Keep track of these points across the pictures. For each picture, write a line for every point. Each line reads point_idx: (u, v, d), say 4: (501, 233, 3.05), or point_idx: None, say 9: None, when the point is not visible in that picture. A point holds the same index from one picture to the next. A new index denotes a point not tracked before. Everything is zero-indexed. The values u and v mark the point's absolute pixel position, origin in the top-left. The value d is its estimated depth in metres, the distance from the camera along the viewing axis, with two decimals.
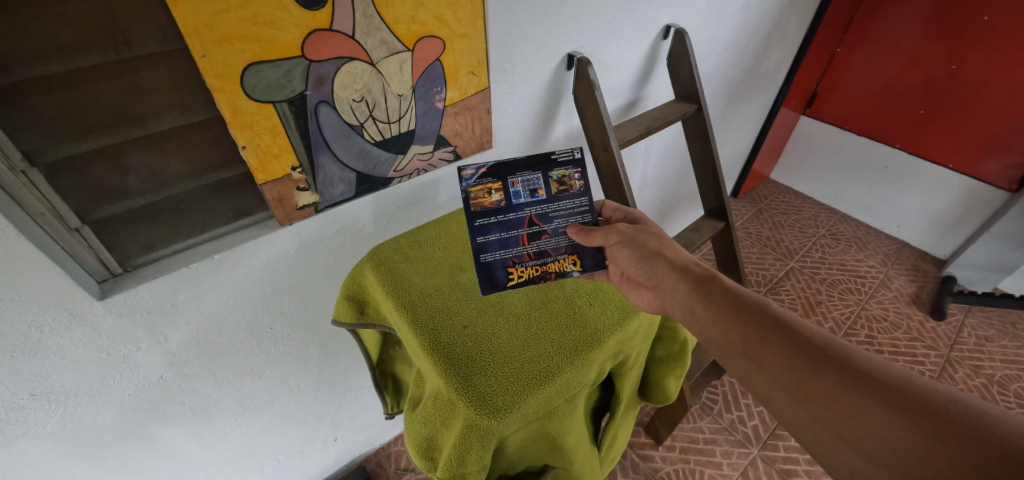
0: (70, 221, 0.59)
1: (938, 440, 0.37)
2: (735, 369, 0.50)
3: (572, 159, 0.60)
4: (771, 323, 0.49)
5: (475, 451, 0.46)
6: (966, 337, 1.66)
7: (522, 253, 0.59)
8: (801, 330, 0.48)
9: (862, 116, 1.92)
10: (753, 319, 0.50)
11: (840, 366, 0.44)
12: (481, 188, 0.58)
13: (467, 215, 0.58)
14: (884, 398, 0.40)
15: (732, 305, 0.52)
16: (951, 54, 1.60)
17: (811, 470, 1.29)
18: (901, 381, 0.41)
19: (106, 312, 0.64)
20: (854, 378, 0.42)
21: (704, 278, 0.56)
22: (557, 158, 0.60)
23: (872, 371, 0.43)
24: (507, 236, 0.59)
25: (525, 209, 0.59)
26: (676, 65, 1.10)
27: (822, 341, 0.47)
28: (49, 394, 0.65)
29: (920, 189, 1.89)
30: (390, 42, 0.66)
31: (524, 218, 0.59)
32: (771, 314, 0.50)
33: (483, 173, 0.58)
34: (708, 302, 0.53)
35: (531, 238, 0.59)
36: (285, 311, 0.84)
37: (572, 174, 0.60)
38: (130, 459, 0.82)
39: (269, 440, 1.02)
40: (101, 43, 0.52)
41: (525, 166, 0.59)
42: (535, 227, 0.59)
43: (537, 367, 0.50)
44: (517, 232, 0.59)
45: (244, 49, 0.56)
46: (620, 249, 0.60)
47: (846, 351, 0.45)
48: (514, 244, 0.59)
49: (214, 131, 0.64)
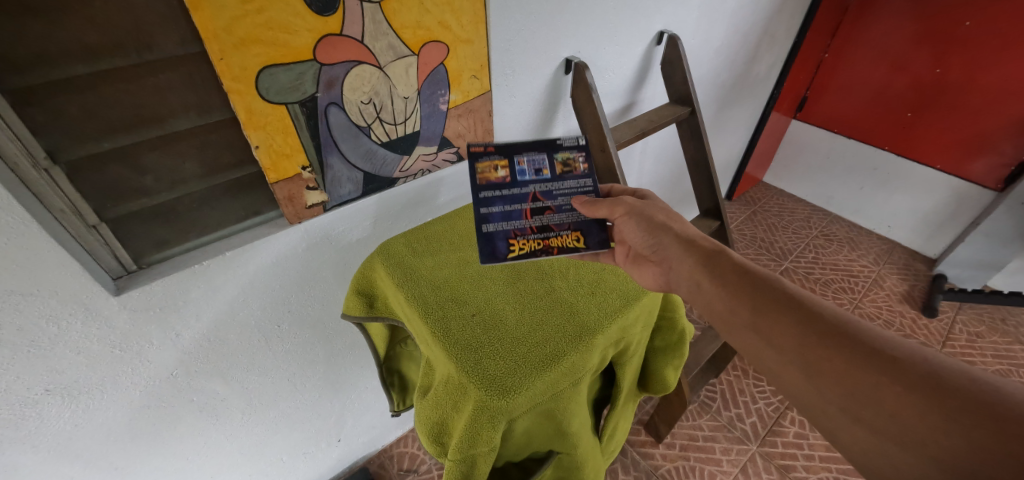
0: (89, 218, 0.61)
1: (953, 415, 0.38)
2: (743, 345, 0.52)
3: (577, 147, 0.68)
4: (780, 301, 0.51)
5: (485, 431, 0.48)
6: (958, 333, 1.69)
7: (524, 225, 0.62)
8: (811, 306, 0.49)
9: (852, 120, 1.97)
10: (764, 297, 0.52)
11: (851, 342, 0.45)
12: (490, 162, 0.65)
13: (473, 187, 0.63)
14: (897, 376, 0.41)
15: (742, 284, 0.54)
16: (935, 58, 1.66)
17: (809, 466, 1.31)
18: (914, 358, 0.42)
19: (120, 308, 0.65)
20: (866, 354, 0.44)
21: (713, 255, 0.57)
22: (562, 146, 0.68)
23: (883, 348, 0.44)
24: (511, 207, 0.63)
25: (530, 185, 0.64)
26: (669, 70, 1.14)
27: (833, 316, 0.48)
28: (63, 390, 0.67)
29: (909, 189, 1.94)
30: (397, 47, 0.69)
31: (529, 192, 0.64)
32: (781, 291, 0.52)
33: (493, 149, 0.66)
34: (717, 281, 0.55)
35: (533, 213, 0.63)
36: (293, 309, 0.86)
37: (577, 161, 0.67)
38: (139, 457, 0.84)
39: (275, 439, 1.04)
40: (124, 46, 0.54)
41: (533, 148, 0.67)
42: (537, 202, 0.64)
43: (543, 351, 0.52)
44: (522, 205, 0.63)
45: (260, 53, 0.59)
46: (626, 221, 0.63)
47: (857, 328, 0.46)
48: (518, 216, 0.62)
49: (227, 132, 0.67)
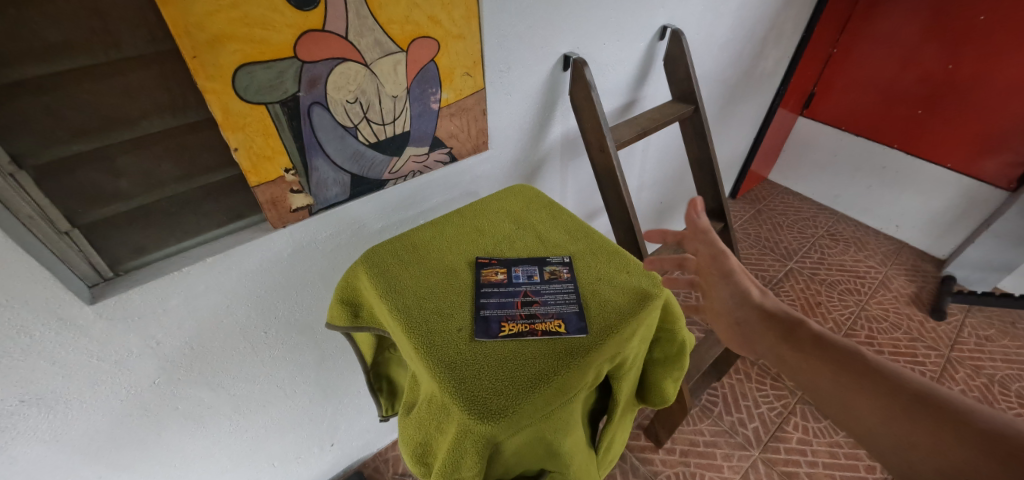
0: (60, 224, 0.58)
1: None
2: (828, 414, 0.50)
3: (566, 261, 0.64)
4: (859, 368, 0.48)
5: (470, 456, 0.45)
6: (966, 337, 1.65)
7: (514, 312, 0.56)
8: (895, 375, 0.46)
9: (860, 117, 1.93)
10: (842, 363, 0.50)
11: (936, 412, 0.42)
12: (486, 269, 0.62)
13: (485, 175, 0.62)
14: (988, 449, 0.38)
15: (818, 350, 0.52)
16: (947, 53, 1.61)
17: (812, 473, 1.28)
18: (1010, 431, 0.38)
19: (96, 317, 0.63)
20: (953, 425, 0.41)
21: (791, 326, 0.57)
22: (553, 259, 0.64)
23: (974, 419, 0.40)
24: (502, 298, 0.57)
25: (521, 286, 0.60)
26: (672, 66, 1.10)
27: (920, 386, 0.45)
28: (38, 400, 0.65)
29: (918, 189, 1.89)
30: (384, 43, 0.66)
31: (520, 291, 0.59)
32: (862, 359, 0.49)
33: (492, 261, 0.63)
34: (796, 349, 0.54)
35: (525, 305, 0.57)
36: (280, 314, 0.83)
37: (565, 268, 0.62)
38: (123, 465, 0.81)
39: (266, 445, 1.01)
40: (90, 43, 0.51)
41: (526, 260, 0.64)
42: (528, 299, 0.58)
43: (533, 370, 0.49)
44: (513, 298, 0.58)
45: (236, 50, 0.55)
46: (718, 284, 0.65)
47: (947, 398, 0.43)
48: (509, 305, 0.57)
49: (205, 133, 0.64)
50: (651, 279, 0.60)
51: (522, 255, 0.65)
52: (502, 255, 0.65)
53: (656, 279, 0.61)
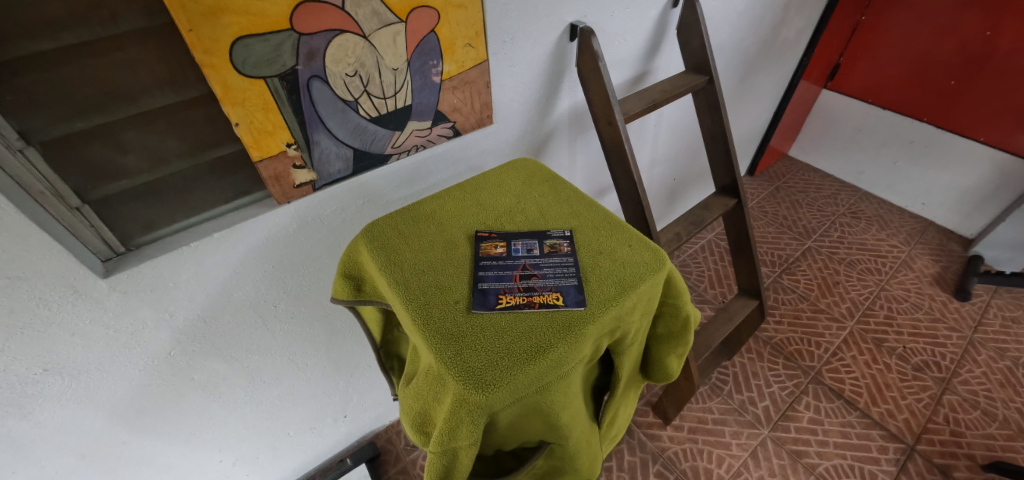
0: (70, 200, 0.59)
1: None
2: None
3: (567, 234, 0.63)
4: None
5: (465, 424, 0.46)
6: (991, 318, 1.59)
7: (512, 285, 0.56)
8: None
9: (888, 88, 1.84)
10: None
11: None
12: (486, 243, 0.61)
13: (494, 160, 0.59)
14: None
15: None
16: (985, 20, 1.50)
17: (822, 452, 1.27)
18: None
19: (110, 290, 0.64)
20: None
21: None
22: (553, 232, 0.63)
23: None
24: (500, 271, 0.57)
25: (520, 260, 0.60)
26: (686, 35, 1.06)
27: None
28: (61, 369, 0.67)
29: (949, 164, 1.80)
30: (382, 13, 0.64)
31: (519, 264, 0.59)
32: None
33: (491, 235, 0.63)
34: None
35: (523, 279, 0.57)
36: (289, 289, 0.85)
37: (565, 242, 0.61)
38: (145, 431, 0.85)
39: (282, 414, 1.05)
40: (88, 18, 0.51)
41: (525, 234, 0.63)
42: (527, 273, 0.58)
43: (530, 342, 0.49)
44: (511, 271, 0.57)
45: (231, 23, 0.54)
46: None
47: None
48: (507, 278, 0.56)
49: (207, 108, 0.64)
50: (654, 253, 0.59)
51: (522, 229, 0.65)
52: (502, 229, 0.64)
53: (659, 253, 0.59)
